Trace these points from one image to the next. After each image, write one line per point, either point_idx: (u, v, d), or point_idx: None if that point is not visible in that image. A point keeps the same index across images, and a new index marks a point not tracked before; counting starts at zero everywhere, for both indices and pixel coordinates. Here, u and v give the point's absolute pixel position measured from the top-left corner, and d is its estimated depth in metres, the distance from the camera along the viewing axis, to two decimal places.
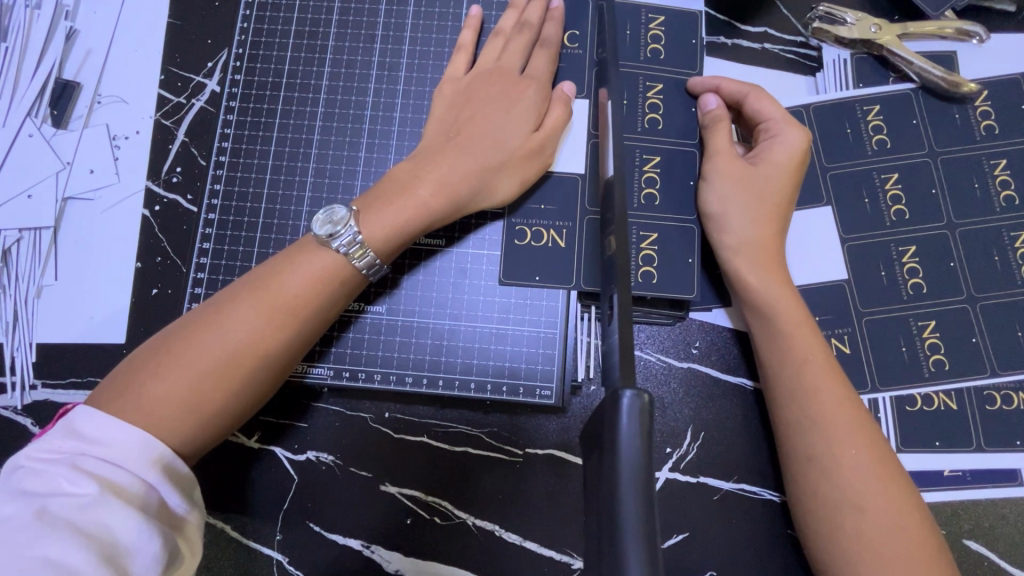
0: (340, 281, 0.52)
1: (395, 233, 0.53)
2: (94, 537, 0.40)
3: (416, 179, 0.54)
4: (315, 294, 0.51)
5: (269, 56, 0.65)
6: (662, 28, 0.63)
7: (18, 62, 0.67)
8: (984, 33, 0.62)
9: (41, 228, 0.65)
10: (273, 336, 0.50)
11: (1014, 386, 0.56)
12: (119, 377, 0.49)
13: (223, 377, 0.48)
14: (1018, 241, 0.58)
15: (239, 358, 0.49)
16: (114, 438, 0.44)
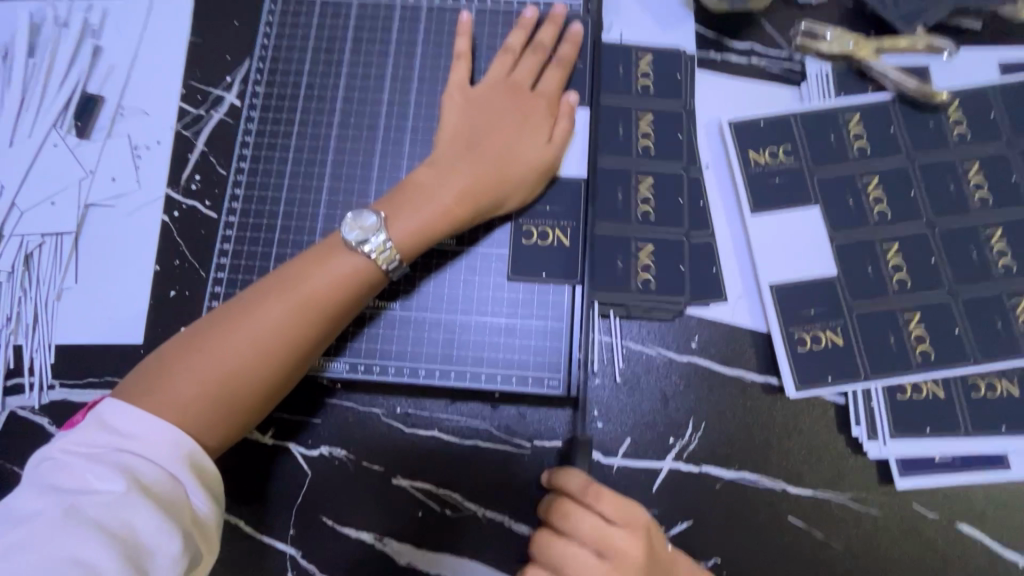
0: (364, 281, 0.55)
1: (420, 235, 0.56)
2: (118, 536, 0.41)
3: (439, 185, 0.58)
4: (342, 291, 0.54)
5: (287, 70, 0.69)
6: (657, 57, 0.68)
7: (45, 78, 0.70)
8: (952, 47, 0.67)
9: (63, 234, 0.67)
10: (302, 332, 0.52)
11: (997, 374, 0.59)
12: (150, 367, 0.50)
13: (254, 371, 0.51)
14: (994, 238, 0.62)
15: (270, 353, 0.51)
16: (148, 432, 0.46)
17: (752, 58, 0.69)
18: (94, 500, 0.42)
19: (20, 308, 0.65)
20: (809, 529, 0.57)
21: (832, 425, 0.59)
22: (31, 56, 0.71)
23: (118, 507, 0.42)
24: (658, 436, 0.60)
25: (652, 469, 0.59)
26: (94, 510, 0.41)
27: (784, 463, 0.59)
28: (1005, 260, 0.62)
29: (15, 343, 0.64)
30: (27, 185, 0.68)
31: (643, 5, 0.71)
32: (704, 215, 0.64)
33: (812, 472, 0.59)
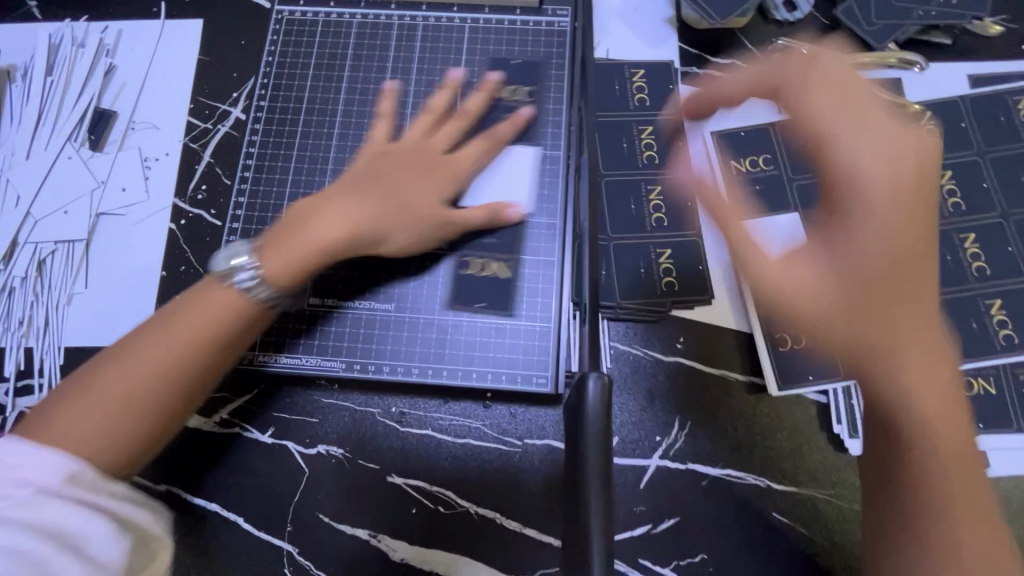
0: (240, 316, 0.53)
1: (313, 253, 0.56)
2: (44, 530, 0.40)
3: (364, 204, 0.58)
4: (215, 323, 0.52)
5: (290, 86, 0.72)
6: (644, 79, 0.72)
7: (61, 94, 0.74)
8: (923, 62, 0.70)
9: (74, 241, 0.70)
10: (155, 353, 0.50)
11: (974, 373, 0.61)
12: (45, 405, 0.48)
13: (143, 392, 0.49)
14: (967, 241, 0.65)
15: (158, 373, 0.49)
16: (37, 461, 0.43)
17: (733, 72, 0.73)
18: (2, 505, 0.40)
19: (31, 312, 0.68)
20: (793, 525, 0.59)
21: (815, 422, 0.61)
22: (49, 74, 0.75)
23: (30, 505, 0.40)
24: (646, 434, 0.62)
25: (639, 466, 0.61)
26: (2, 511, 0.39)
27: (768, 460, 0.60)
28: (979, 262, 0.64)
29: (26, 345, 0.67)
30: (42, 195, 0.71)
31: (628, 24, 0.75)
32: (688, 221, 0.67)
33: (796, 468, 0.60)
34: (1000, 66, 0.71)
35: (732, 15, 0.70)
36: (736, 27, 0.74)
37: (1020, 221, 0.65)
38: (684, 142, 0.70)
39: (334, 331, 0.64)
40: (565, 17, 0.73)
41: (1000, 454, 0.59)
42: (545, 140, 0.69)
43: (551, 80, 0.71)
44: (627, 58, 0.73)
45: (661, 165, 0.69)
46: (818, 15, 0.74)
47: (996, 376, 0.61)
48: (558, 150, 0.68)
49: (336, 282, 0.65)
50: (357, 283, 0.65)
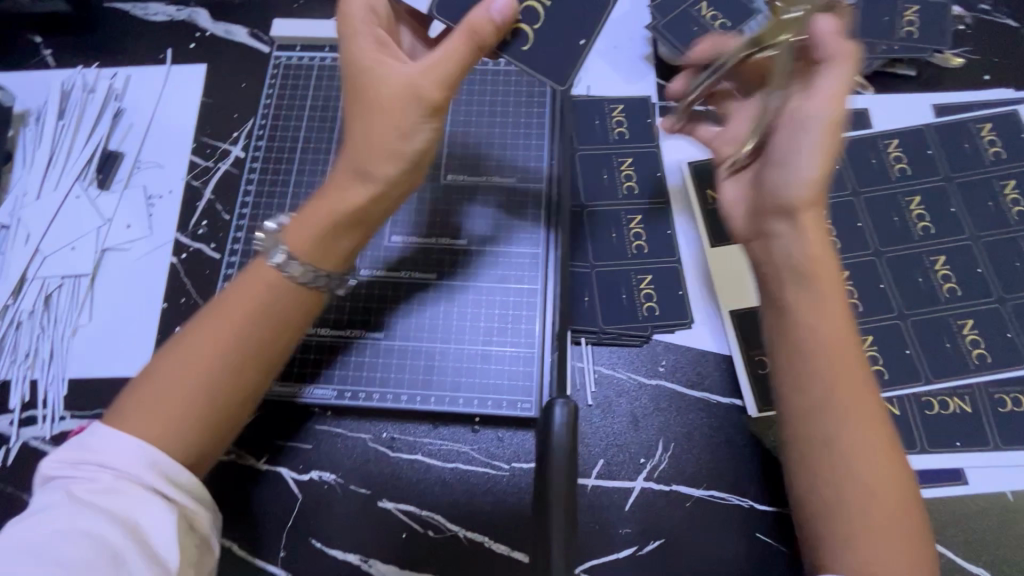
0: (280, 295, 0.52)
1: (325, 222, 0.53)
2: (121, 518, 0.44)
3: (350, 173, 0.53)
4: (263, 303, 0.51)
5: (286, 125, 0.77)
6: (623, 114, 0.75)
7: (71, 137, 0.78)
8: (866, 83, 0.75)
9: (80, 276, 0.73)
10: (255, 339, 0.51)
11: (949, 392, 0.63)
12: (124, 390, 0.50)
13: (222, 372, 0.49)
14: (937, 264, 0.67)
15: (213, 361, 0.49)
16: (114, 447, 0.46)
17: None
18: (90, 488, 0.45)
19: (37, 345, 0.71)
20: (777, 545, 0.59)
21: None
22: (61, 118, 0.79)
23: (112, 493, 0.45)
24: (630, 456, 0.63)
25: (624, 488, 0.62)
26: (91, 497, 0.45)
27: (751, 481, 0.62)
28: (950, 284, 0.66)
29: (32, 377, 0.70)
30: (51, 232, 0.75)
31: (608, 63, 0.79)
32: (667, 248, 0.70)
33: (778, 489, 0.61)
34: (962, 96, 0.74)
35: None
36: None
37: (988, 243, 0.68)
38: (661, 173, 0.73)
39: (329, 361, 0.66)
40: None
41: (977, 472, 0.60)
42: (528, 173, 0.72)
43: (533, 117, 0.75)
44: (606, 93, 0.77)
45: (640, 195, 0.72)
46: None
47: (971, 396, 0.63)
48: (540, 182, 0.72)
49: (330, 313, 0.67)
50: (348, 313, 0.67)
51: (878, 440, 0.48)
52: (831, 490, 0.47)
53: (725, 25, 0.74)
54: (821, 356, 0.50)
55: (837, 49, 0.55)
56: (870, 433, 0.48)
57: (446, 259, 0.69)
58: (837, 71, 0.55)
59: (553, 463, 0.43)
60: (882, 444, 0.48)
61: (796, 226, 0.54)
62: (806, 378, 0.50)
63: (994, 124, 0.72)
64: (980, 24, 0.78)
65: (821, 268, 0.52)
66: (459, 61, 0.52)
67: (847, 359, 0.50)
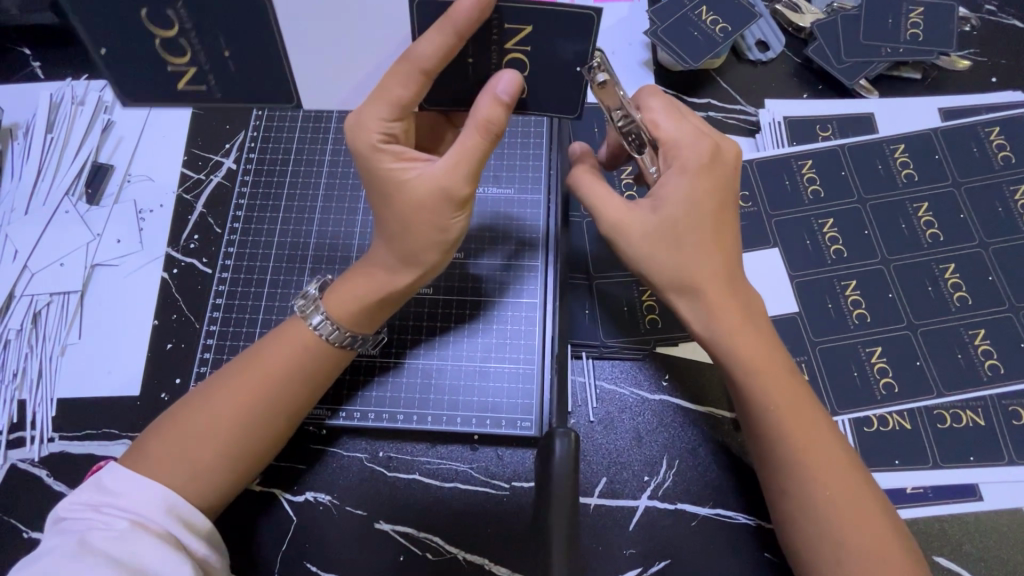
0: (313, 352, 0.55)
1: (363, 300, 0.56)
2: (124, 564, 0.44)
3: (388, 257, 0.55)
4: (297, 359, 0.55)
5: (279, 138, 0.76)
6: None
7: (60, 151, 0.77)
8: (868, 86, 0.74)
9: (69, 293, 0.71)
10: (282, 395, 0.54)
11: (962, 405, 0.61)
12: (155, 428, 0.53)
13: (252, 426, 0.53)
14: (947, 272, 0.65)
15: (247, 414, 0.53)
16: (133, 491, 0.49)
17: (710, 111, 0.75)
18: (104, 535, 0.45)
19: (26, 364, 0.69)
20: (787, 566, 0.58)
21: None
22: (49, 131, 0.78)
23: (126, 540, 0.45)
24: (633, 474, 0.61)
25: (629, 507, 0.60)
26: (104, 543, 0.45)
27: (759, 498, 0.60)
28: (961, 293, 0.64)
29: (20, 397, 0.68)
30: (39, 249, 0.73)
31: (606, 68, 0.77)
32: None
33: None
34: (970, 99, 0.73)
35: (704, 57, 0.72)
36: (711, 68, 0.76)
37: (999, 251, 0.66)
38: None
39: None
40: None
41: (992, 488, 0.59)
42: (526, 185, 0.71)
43: (530, 126, 0.73)
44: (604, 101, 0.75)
45: None
46: (790, 54, 0.76)
47: (984, 408, 0.61)
48: (538, 194, 0.70)
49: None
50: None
51: (837, 456, 0.50)
52: (808, 519, 0.49)
53: (726, 30, 0.72)
54: (772, 407, 0.51)
55: (673, 128, 0.55)
56: (830, 462, 0.50)
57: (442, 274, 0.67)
58: (690, 135, 0.54)
59: (555, 495, 0.42)
60: (848, 475, 0.50)
61: (713, 306, 0.52)
62: (761, 425, 0.52)
63: (1002, 128, 0.70)
64: (987, 25, 0.76)
65: (744, 333, 0.52)
66: (480, 155, 0.50)
67: (799, 399, 0.52)
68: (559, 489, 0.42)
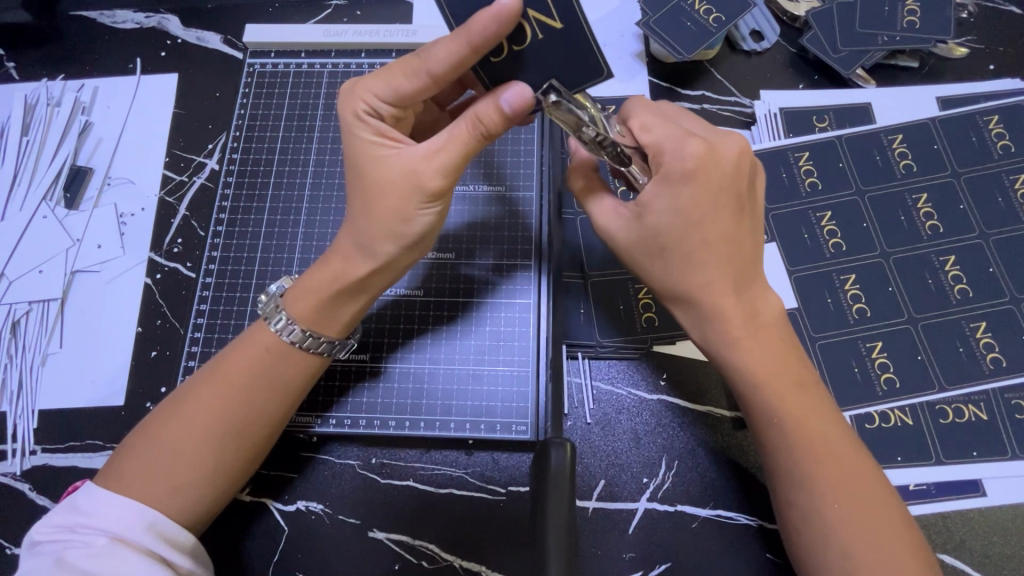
0: (275, 355, 0.53)
1: (318, 298, 0.53)
2: None
3: (345, 247, 0.53)
4: (263, 363, 0.53)
5: (263, 137, 0.73)
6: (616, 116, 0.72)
7: (37, 155, 0.75)
8: (865, 75, 0.72)
9: (49, 301, 0.69)
10: (258, 406, 0.52)
11: (964, 399, 0.60)
12: (128, 444, 0.51)
13: (220, 437, 0.51)
14: (948, 264, 0.64)
15: (219, 426, 0.50)
16: (110, 508, 0.47)
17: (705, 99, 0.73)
18: (80, 553, 0.44)
19: (5, 375, 0.67)
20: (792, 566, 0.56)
21: None
22: (25, 134, 0.76)
23: (103, 556, 0.44)
24: (632, 476, 0.60)
25: (627, 510, 0.59)
26: (80, 561, 0.43)
27: (761, 498, 0.59)
28: (961, 286, 0.63)
29: None
30: (17, 255, 0.71)
31: None
32: None
33: None
34: (967, 88, 0.72)
35: (698, 48, 0.71)
36: (705, 58, 0.75)
37: (999, 242, 0.65)
38: None
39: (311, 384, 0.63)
40: None
41: (995, 483, 0.58)
42: (518, 182, 0.69)
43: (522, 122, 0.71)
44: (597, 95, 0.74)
45: None
46: (786, 44, 0.75)
47: (987, 403, 0.60)
48: (531, 191, 0.68)
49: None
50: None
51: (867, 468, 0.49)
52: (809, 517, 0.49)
53: (720, 20, 0.71)
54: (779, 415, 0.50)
55: (659, 132, 0.52)
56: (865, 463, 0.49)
57: (433, 276, 0.65)
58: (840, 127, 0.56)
59: (551, 503, 0.40)
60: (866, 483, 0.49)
61: (717, 318, 0.52)
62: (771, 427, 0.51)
63: (1000, 116, 0.69)
64: (983, 12, 0.75)
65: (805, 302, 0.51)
66: (466, 150, 0.49)
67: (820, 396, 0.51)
68: (554, 499, 0.41)
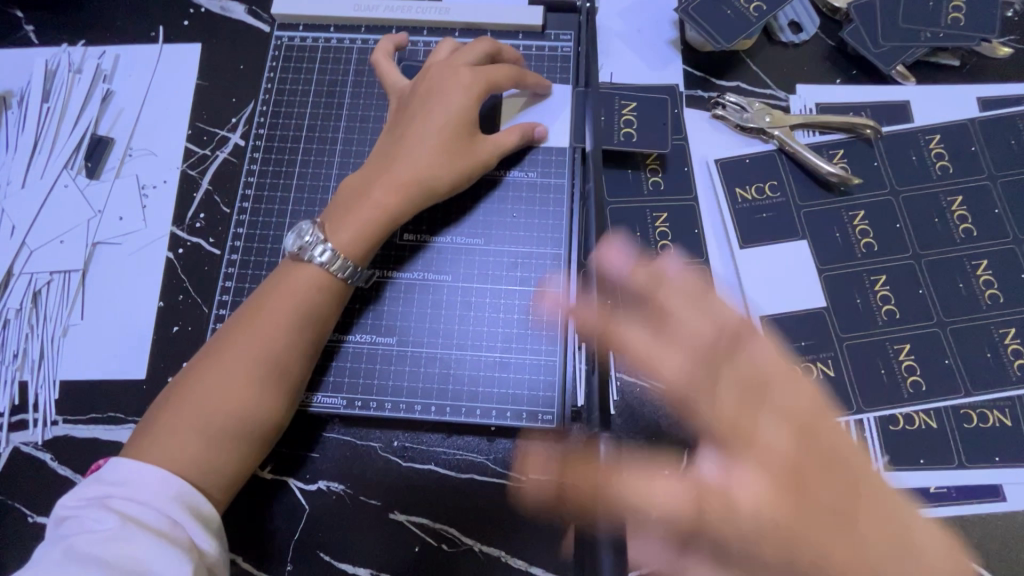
0: (325, 291, 0.57)
1: (374, 224, 0.58)
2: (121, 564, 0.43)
3: (406, 170, 0.60)
4: (305, 302, 0.56)
5: (290, 113, 0.71)
6: (636, 112, 0.69)
7: (57, 122, 0.73)
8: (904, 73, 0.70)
9: (70, 271, 0.69)
10: (295, 340, 0.55)
11: (990, 405, 0.60)
12: (157, 407, 0.53)
13: (268, 370, 0.54)
14: (979, 269, 0.63)
15: (258, 366, 0.53)
16: (135, 482, 0.48)
17: (725, 107, 0.70)
18: (90, 539, 0.44)
19: (26, 345, 0.67)
20: None
21: None
22: (45, 101, 0.74)
23: (117, 542, 0.44)
24: (653, 469, 0.60)
25: None
26: (94, 548, 0.43)
27: None
28: (992, 291, 0.63)
29: (21, 378, 0.66)
30: (38, 224, 0.70)
31: (633, 48, 0.74)
32: (694, 249, 0.66)
33: None
34: (1009, 89, 0.70)
35: (736, 37, 0.69)
36: (742, 49, 0.73)
37: None
38: (687, 168, 0.69)
39: (351, 367, 0.62)
40: (568, 42, 0.72)
41: (1016, 489, 0.58)
42: (549, 168, 0.67)
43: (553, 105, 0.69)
44: (629, 82, 0.73)
45: (666, 190, 0.68)
46: (825, 37, 0.73)
47: (1012, 409, 0.60)
48: (562, 177, 0.67)
49: (349, 316, 0.63)
50: (386, 318, 0.63)
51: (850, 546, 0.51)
52: None
53: (761, 9, 0.69)
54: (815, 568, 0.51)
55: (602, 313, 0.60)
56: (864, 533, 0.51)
57: (461, 261, 0.65)
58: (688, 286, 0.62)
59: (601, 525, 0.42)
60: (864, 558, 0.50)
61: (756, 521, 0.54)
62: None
63: None
64: None
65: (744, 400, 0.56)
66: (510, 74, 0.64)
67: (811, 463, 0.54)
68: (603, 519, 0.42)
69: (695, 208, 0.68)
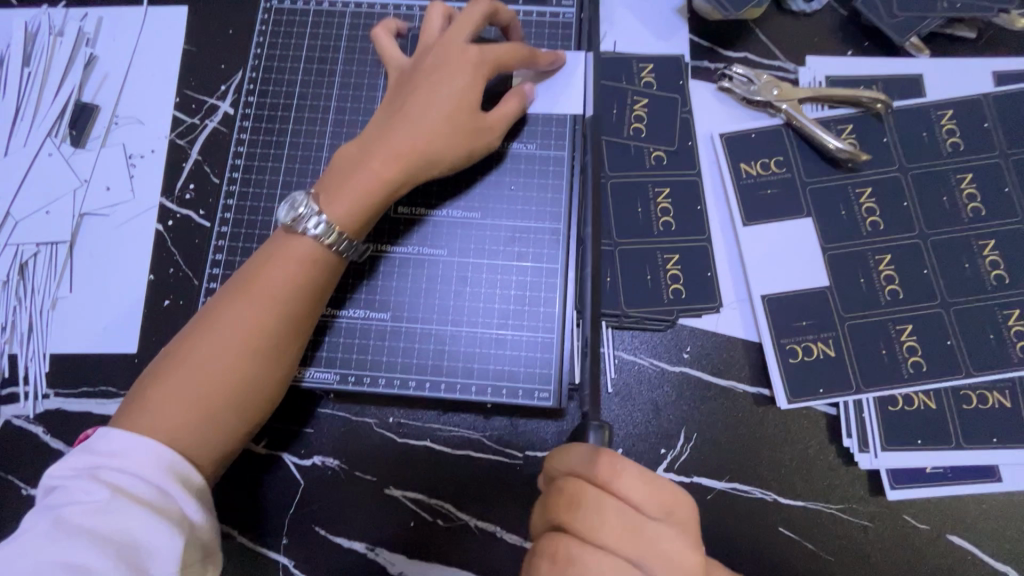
0: (324, 263, 0.56)
1: (371, 195, 0.56)
2: (110, 541, 0.42)
3: (407, 140, 0.57)
4: (305, 273, 0.55)
5: (280, 80, 0.69)
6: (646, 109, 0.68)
7: (39, 88, 0.71)
8: (918, 44, 0.68)
9: (57, 243, 0.67)
10: (295, 313, 0.54)
11: (990, 386, 0.60)
12: (148, 375, 0.52)
13: (266, 340, 0.53)
14: (986, 249, 0.62)
15: (257, 338, 0.52)
16: (127, 450, 0.46)
17: (732, 79, 0.68)
18: (78, 512, 0.43)
19: (15, 317, 0.66)
20: (801, 539, 0.57)
21: (824, 437, 0.59)
22: (27, 65, 0.72)
23: (107, 518, 0.43)
24: (648, 447, 0.60)
25: None
26: (82, 524, 0.42)
27: (776, 474, 0.59)
28: (998, 271, 0.62)
29: (10, 352, 0.65)
30: (23, 194, 0.68)
31: (638, 16, 0.72)
32: (695, 225, 0.65)
33: (805, 483, 0.58)
34: None
35: (746, 6, 0.66)
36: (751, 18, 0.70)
37: None
38: (691, 143, 0.67)
39: (345, 343, 0.61)
40: (570, 8, 0.69)
41: (1012, 469, 0.58)
42: (549, 140, 0.65)
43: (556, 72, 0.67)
44: (633, 51, 0.70)
45: (668, 166, 0.66)
46: (837, 6, 0.70)
47: (1012, 390, 0.59)
48: (562, 150, 0.65)
49: (344, 291, 0.62)
50: (380, 293, 0.62)
51: None
52: None
53: None
54: None
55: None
56: None
57: (456, 235, 0.63)
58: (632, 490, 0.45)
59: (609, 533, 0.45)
60: None
61: None
62: None
63: None
64: None
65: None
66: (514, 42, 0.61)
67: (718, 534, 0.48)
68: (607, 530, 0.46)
69: (700, 183, 0.66)
